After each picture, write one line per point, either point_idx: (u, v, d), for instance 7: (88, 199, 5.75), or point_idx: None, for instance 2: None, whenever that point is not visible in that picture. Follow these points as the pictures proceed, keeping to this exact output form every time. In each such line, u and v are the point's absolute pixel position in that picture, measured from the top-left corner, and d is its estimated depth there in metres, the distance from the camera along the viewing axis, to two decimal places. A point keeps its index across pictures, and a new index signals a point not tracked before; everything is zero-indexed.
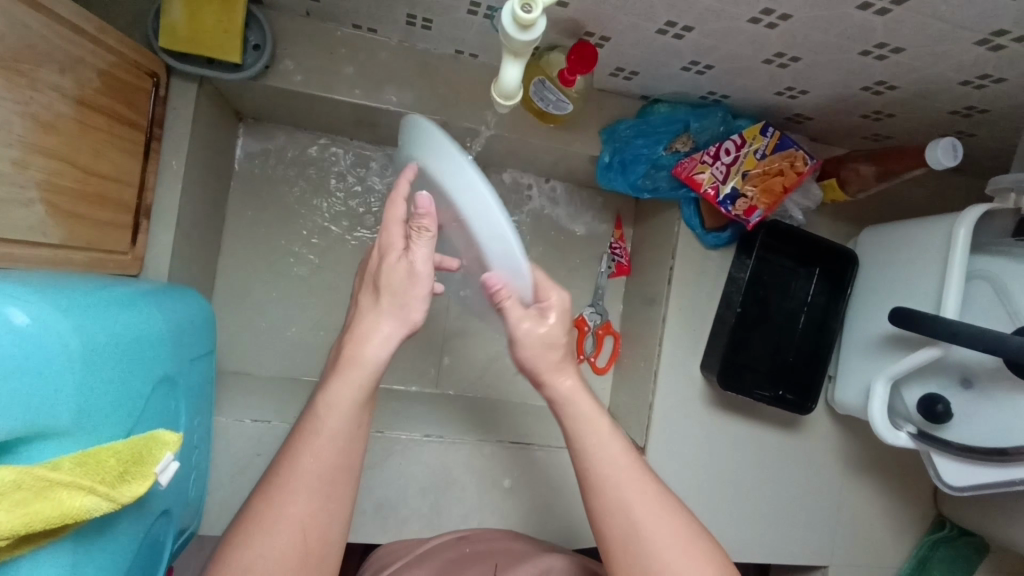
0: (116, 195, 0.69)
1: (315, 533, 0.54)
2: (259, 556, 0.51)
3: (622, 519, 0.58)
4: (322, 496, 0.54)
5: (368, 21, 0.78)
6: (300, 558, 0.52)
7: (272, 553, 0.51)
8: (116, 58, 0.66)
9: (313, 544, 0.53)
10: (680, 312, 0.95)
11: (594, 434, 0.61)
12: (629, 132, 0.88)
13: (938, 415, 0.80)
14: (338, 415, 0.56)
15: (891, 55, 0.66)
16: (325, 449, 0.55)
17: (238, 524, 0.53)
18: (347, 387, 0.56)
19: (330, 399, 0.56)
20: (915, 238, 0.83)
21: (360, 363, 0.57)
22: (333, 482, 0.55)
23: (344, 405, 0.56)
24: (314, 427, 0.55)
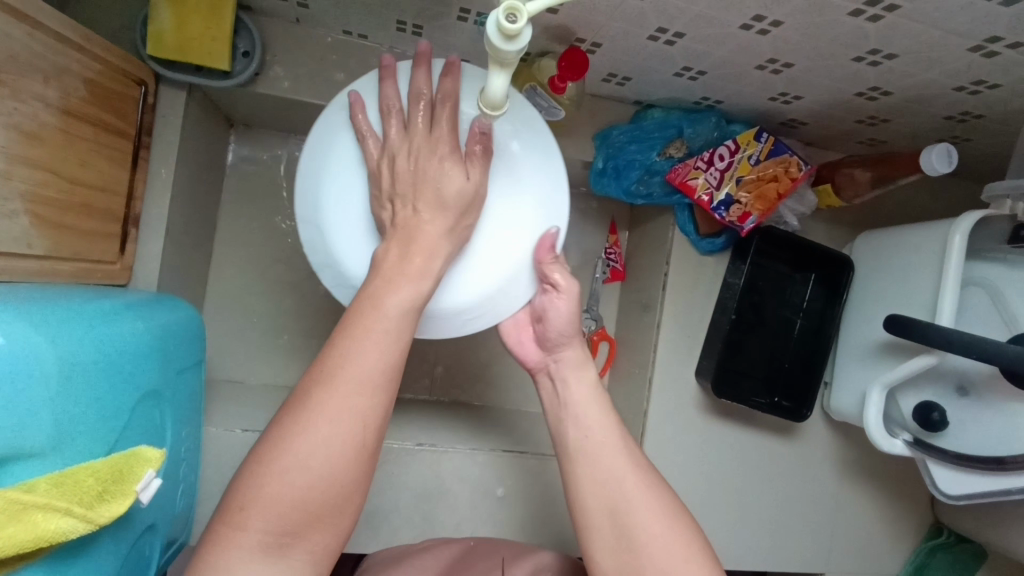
0: (103, 204, 0.68)
1: (376, 424, 0.49)
2: (323, 437, 0.47)
3: (611, 487, 0.59)
4: (384, 384, 0.50)
5: (358, 27, 0.77)
6: (359, 450, 0.48)
7: (332, 438, 0.47)
8: (102, 66, 0.65)
9: (371, 435, 0.49)
10: (675, 319, 0.94)
11: (583, 411, 0.64)
12: (623, 138, 0.87)
13: (934, 424, 0.79)
14: (396, 307, 0.52)
15: (884, 61, 0.66)
16: (388, 339, 0.51)
17: (288, 404, 0.48)
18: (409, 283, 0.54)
19: (396, 289, 0.53)
20: (910, 245, 0.83)
21: (420, 258, 0.55)
22: (389, 377, 0.50)
23: (408, 299, 0.53)
24: (376, 315, 0.51)
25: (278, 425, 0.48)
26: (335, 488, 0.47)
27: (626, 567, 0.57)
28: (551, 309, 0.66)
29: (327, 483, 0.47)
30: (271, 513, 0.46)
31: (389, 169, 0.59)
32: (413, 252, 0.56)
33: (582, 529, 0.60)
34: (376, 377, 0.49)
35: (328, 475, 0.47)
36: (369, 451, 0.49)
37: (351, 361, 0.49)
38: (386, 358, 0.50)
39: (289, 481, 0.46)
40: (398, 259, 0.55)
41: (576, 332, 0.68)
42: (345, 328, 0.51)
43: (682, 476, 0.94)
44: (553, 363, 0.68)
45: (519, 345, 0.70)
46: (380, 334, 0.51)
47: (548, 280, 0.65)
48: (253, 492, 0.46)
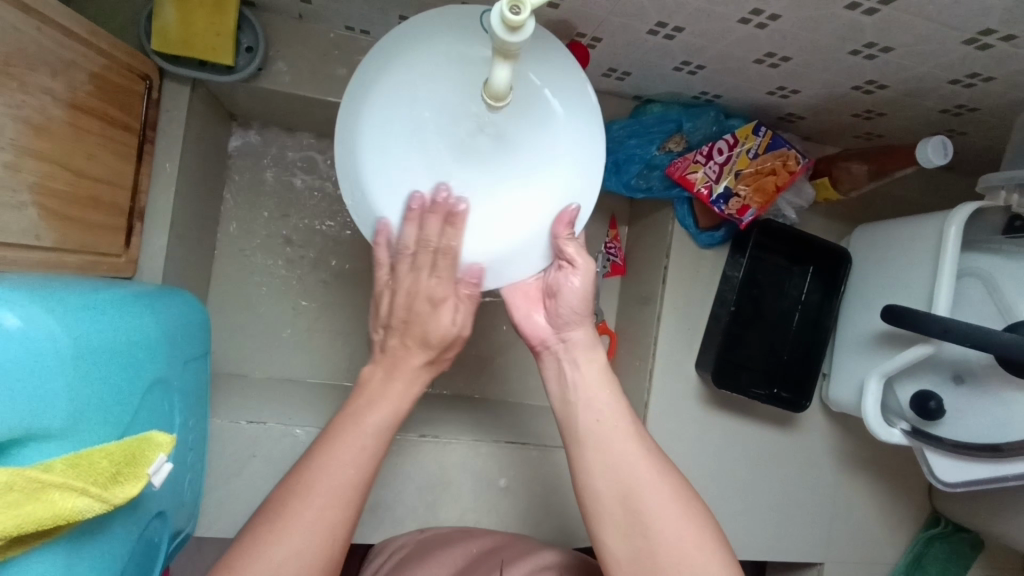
0: (109, 197, 0.69)
1: (338, 540, 0.53)
2: (288, 549, 0.51)
3: (621, 476, 0.59)
4: (350, 503, 0.54)
5: (360, 22, 0.78)
6: (324, 563, 0.52)
7: (299, 549, 0.51)
8: (108, 61, 0.66)
9: (333, 548, 0.53)
10: (674, 312, 0.95)
11: (595, 397, 0.64)
12: (623, 133, 0.88)
13: (931, 412, 0.80)
14: (368, 432, 0.57)
15: (880, 54, 0.67)
16: (357, 458, 0.56)
17: (265, 514, 0.53)
18: (383, 409, 0.59)
19: (372, 407, 0.59)
20: (906, 236, 0.84)
21: (401, 380, 0.62)
22: (362, 489, 0.55)
23: (383, 417, 0.59)
24: (354, 431, 0.57)
25: (252, 537, 0.51)
26: None
27: (640, 556, 0.57)
28: (565, 284, 0.65)
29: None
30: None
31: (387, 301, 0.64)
32: (395, 374, 0.62)
33: (591, 517, 0.60)
34: (348, 490, 0.54)
35: None
36: (332, 566, 0.53)
37: (326, 476, 0.54)
38: (362, 471, 0.55)
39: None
40: (382, 380, 0.62)
41: (587, 313, 0.67)
42: (328, 441, 0.56)
43: (682, 468, 0.94)
44: (563, 344, 0.68)
45: (528, 322, 0.68)
46: (357, 450, 0.56)
47: (564, 256, 0.63)
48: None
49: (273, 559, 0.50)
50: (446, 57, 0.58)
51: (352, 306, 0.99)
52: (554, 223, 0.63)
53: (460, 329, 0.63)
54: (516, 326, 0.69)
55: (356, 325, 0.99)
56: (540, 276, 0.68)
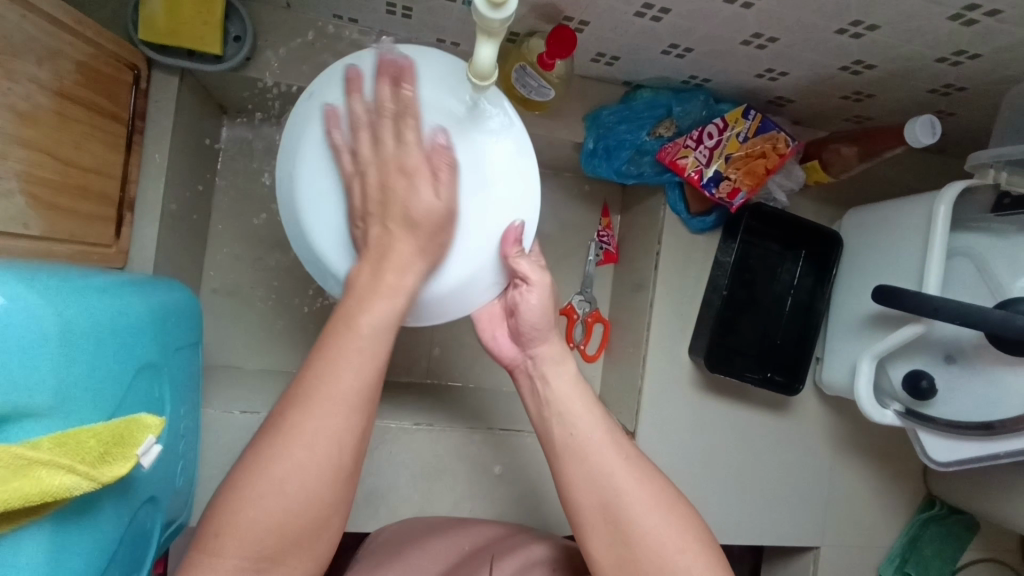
0: (99, 187, 0.69)
1: (350, 447, 0.52)
2: (301, 464, 0.49)
3: (600, 484, 0.60)
4: (357, 410, 0.52)
5: (348, 10, 0.78)
6: (334, 473, 0.51)
7: (309, 464, 0.49)
8: (95, 50, 0.66)
9: (347, 455, 0.51)
10: (667, 297, 0.95)
11: (570, 410, 0.64)
12: (613, 118, 0.88)
13: (923, 392, 0.81)
14: (366, 337, 0.53)
15: (866, 32, 0.67)
16: (357, 365, 0.52)
17: (265, 426, 0.51)
18: (379, 305, 0.54)
19: (367, 304, 0.54)
20: (896, 217, 0.85)
21: (391, 274, 0.55)
22: (366, 398, 0.52)
23: (380, 313, 0.54)
24: (350, 336, 0.53)
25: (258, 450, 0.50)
26: (311, 510, 0.50)
27: (624, 562, 0.58)
28: (523, 302, 0.66)
29: (305, 504, 0.50)
30: (246, 538, 0.49)
31: (359, 189, 0.58)
32: (384, 269, 0.55)
33: (575, 524, 0.61)
34: (353, 397, 0.51)
35: (306, 496, 0.50)
36: (345, 473, 0.51)
37: (327, 386, 0.51)
38: (359, 378, 0.52)
39: (267, 505, 0.49)
40: (372, 279, 0.55)
41: (550, 326, 0.67)
42: (324, 347, 0.52)
43: (677, 454, 0.95)
44: (531, 361, 0.68)
45: (495, 343, 0.70)
46: (355, 355, 0.52)
47: (517, 274, 0.63)
48: (235, 519, 0.49)
49: (281, 470, 0.49)
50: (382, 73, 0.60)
51: None
52: (502, 243, 0.62)
53: (447, 204, 0.57)
54: (486, 347, 0.71)
55: None
56: (502, 296, 0.69)
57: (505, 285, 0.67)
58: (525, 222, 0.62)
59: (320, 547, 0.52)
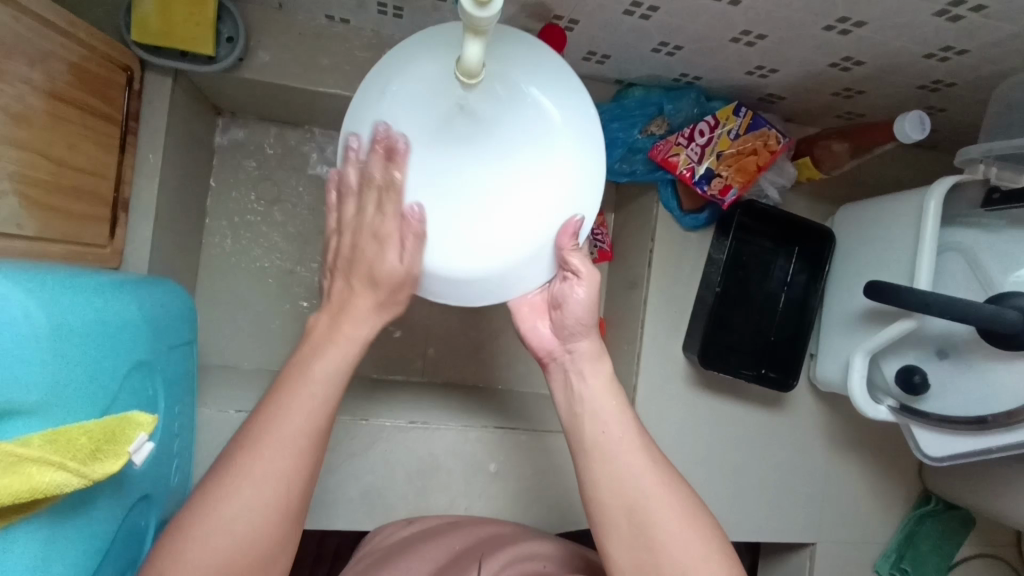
0: (92, 188, 0.69)
1: (298, 486, 0.52)
2: (245, 499, 0.50)
3: (628, 488, 0.60)
4: (302, 451, 0.53)
5: (339, 10, 0.78)
6: (280, 512, 0.51)
7: (253, 502, 0.50)
8: (88, 52, 0.66)
9: (292, 493, 0.52)
10: (661, 295, 0.95)
11: (605, 410, 0.64)
12: (604, 117, 0.89)
13: (916, 386, 0.81)
14: (315, 383, 0.55)
15: (854, 29, 0.67)
16: (303, 407, 0.54)
17: (216, 468, 0.52)
18: (328, 356, 0.57)
19: (322, 353, 0.57)
20: (888, 213, 0.85)
21: (348, 325, 0.59)
22: (314, 438, 0.54)
23: (333, 363, 0.57)
24: (301, 381, 0.55)
25: (206, 493, 0.51)
26: (255, 549, 0.50)
27: (643, 567, 0.58)
28: (570, 295, 0.64)
29: (249, 542, 0.50)
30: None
31: (334, 246, 0.62)
32: (342, 321, 0.59)
33: (597, 526, 0.61)
34: (302, 438, 0.53)
35: (253, 534, 0.50)
36: (291, 514, 0.52)
37: (279, 426, 0.52)
38: (311, 420, 0.54)
39: (212, 544, 0.49)
40: (330, 329, 0.59)
41: (592, 322, 0.66)
42: (274, 392, 0.54)
43: (672, 451, 0.95)
44: (570, 356, 0.67)
45: (534, 333, 0.68)
46: (305, 397, 0.54)
47: (568, 266, 0.62)
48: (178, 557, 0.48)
49: (228, 510, 0.50)
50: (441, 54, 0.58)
51: None
52: (559, 234, 0.61)
53: (409, 269, 0.58)
54: (522, 336, 0.69)
55: None
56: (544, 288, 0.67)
57: (553, 276, 0.65)
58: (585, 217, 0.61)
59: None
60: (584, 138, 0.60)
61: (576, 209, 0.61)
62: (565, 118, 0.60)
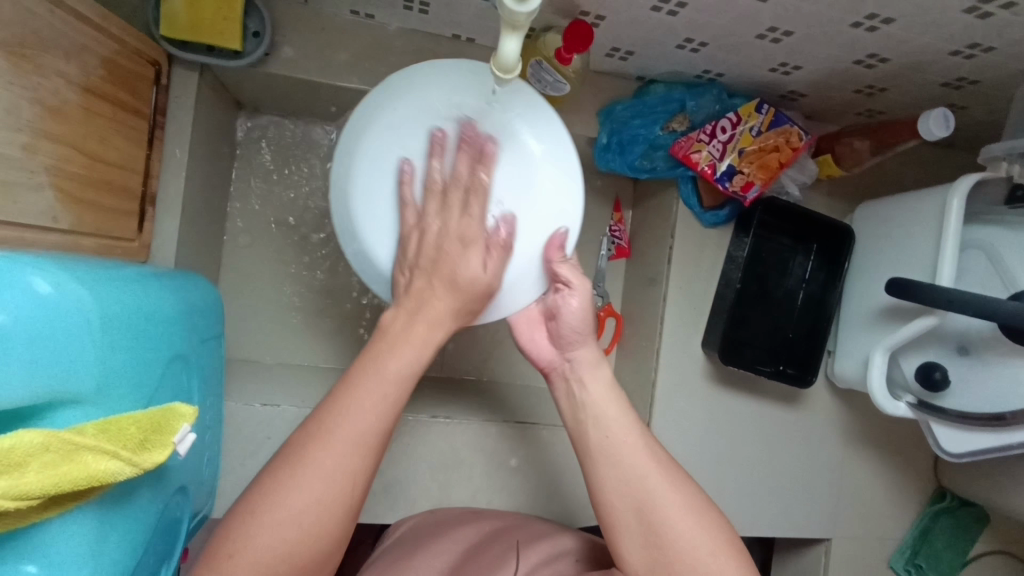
0: (122, 181, 0.70)
1: (361, 481, 0.53)
2: (308, 491, 0.51)
3: (633, 487, 0.61)
4: (366, 449, 0.54)
5: (365, 5, 0.78)
6: (343, 506, 0.52)
7: (317, 498, 0.51)
8: (118, 46, 0.66)
9: (356, 490, 0.53)
10: (681, 291, 0.96)
11: (606, 409, 0.64)
12: (627, 113, 0.89)
13: (935, 383, 0.81)
14: (384, 384, 0.56)
15: (881, 26, 0.67)
16: (373, 406, 0.54)
17: (293, 455, 0.52)
18: (401, 355, 0.57)
19: (395, 351, 0.57)
20: (908, 211, 0.86)
21: (422, 326, 0.59)
22: (381, 436, 0.55)
23: (406, 362, 0.57)
24: (374, 378, 0.55)
25: (284, 483, 0.51)
26: (316, 541, 0.51)
27: (655, 565, 0.59)
28: (564, 307, 0.66)
29: (312, 537, 0.51)
30: (257, 557, 0.49)
31: (417, 242, 0.60)
32: (416, 320, 0.59)
33: (608, 528, 0.62)
34: (370, 437, 0.54)
35: (313, 528, 0.51)
36: (354, 509, 0.53)
37: (360, 421, 0.53)
38: (381, 418, 0.54)
39: (279, 532, 0.50)
40: (405, 327, 0.59)
41: (589, 331, 0.67)
42: (346, 386, 0.55)
43: (691, 447, 0.95)
44: (569, 364, 0.68)
45: (532, 344, 0.70)
46: (378, 397, 0.55)
47: (559, 278, 0.64)
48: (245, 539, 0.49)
49: (302, 504, 0.50)
50: (431, 87, 0.61)
51: (358, 291, 1.00)
52: (546, 248, 0.63)
53: (491, 279, 0.60)
54: (523, 348, 0.71)
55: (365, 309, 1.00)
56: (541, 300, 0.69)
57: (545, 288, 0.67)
58: (569, 230, 0.63)
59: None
60: (561, 159, 0.62)
61: (560, 224, 0.63)
62: (544, 152, 0.62)
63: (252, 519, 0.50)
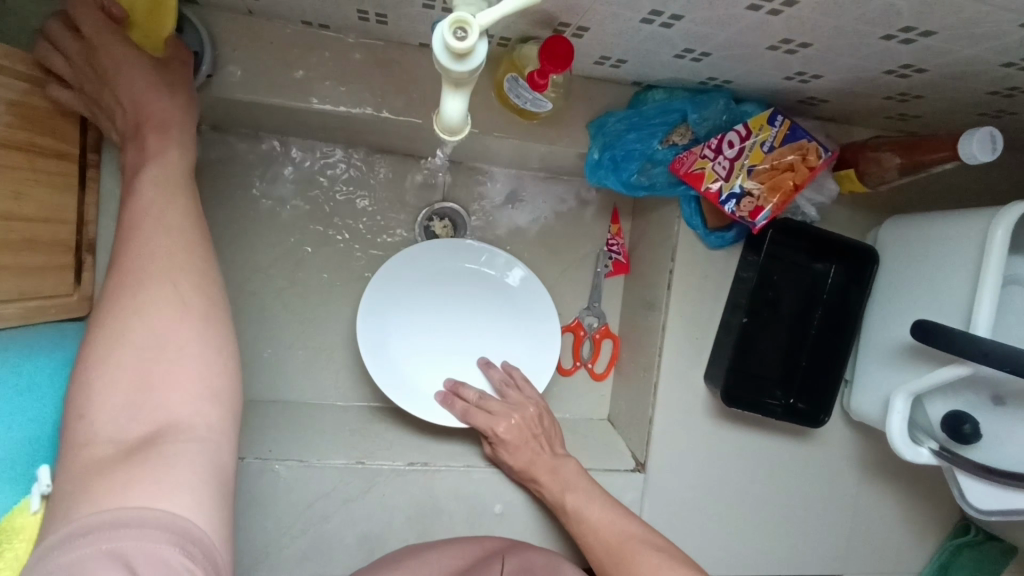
0: (50, 235, 0.63)
1: (188, 280, 0.53)
2: (134, 308, 0.51)
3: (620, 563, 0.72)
4: (181, 250, 0.54)
5: (316, 17, 0.69)
6: (178, 306, 0.52)
7: (146, 305, 0.51)
8: (29, 85, 0.58)
9: (188, 289, 0.53)
10: (682, 320, 0.87)
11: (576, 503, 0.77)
12: (621, 126, 0.78)
13: (964, 436, 0.72)
14: (159, 188, 0.56)
15: (919, 38, 0.56)
16: (161, 215, 0.55)
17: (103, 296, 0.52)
18: (155, 166, 0.57)
19: (150, 164, 0.57)
20: (941, 237, 0.75)
21: (151, 135, 0.59)
22: (192, 233, 0.56)
23: (164, 165, 0.58)
24: (135, 193, 0.56)
25: (97, 326, 0.51)
26: (167, 348, 0.50)
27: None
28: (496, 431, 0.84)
29: (160, 344, 0.50)
30: (114, 399, 0.48)
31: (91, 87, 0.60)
32: (145, 132, 0.59)
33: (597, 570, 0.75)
34: (174, 236, 0.54)
35: (154, 337, 0.50)
36: (198, 305, 0.53)
37: (149, 219, 0.54)
38: (180, 225, 0.55)
39: (118, 359, 0.49)
40: (139, 153, 0.58)
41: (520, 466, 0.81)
42: (130, 219, 0.54)
43: (693, 486, 0.89)
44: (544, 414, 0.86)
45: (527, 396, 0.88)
46: (163, 205, 0.55)
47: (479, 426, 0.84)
48: (91, 386, 0.48)
49: (129, 326, 0.50)
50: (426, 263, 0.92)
51: (334, 319, 0.94)
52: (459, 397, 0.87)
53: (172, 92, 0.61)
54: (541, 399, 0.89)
55: (342, 339, 0.94)
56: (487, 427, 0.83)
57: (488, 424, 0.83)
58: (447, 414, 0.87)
59: (203, 389, 0.50)
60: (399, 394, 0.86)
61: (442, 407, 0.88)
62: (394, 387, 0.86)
63: (89, 369, 0.49)
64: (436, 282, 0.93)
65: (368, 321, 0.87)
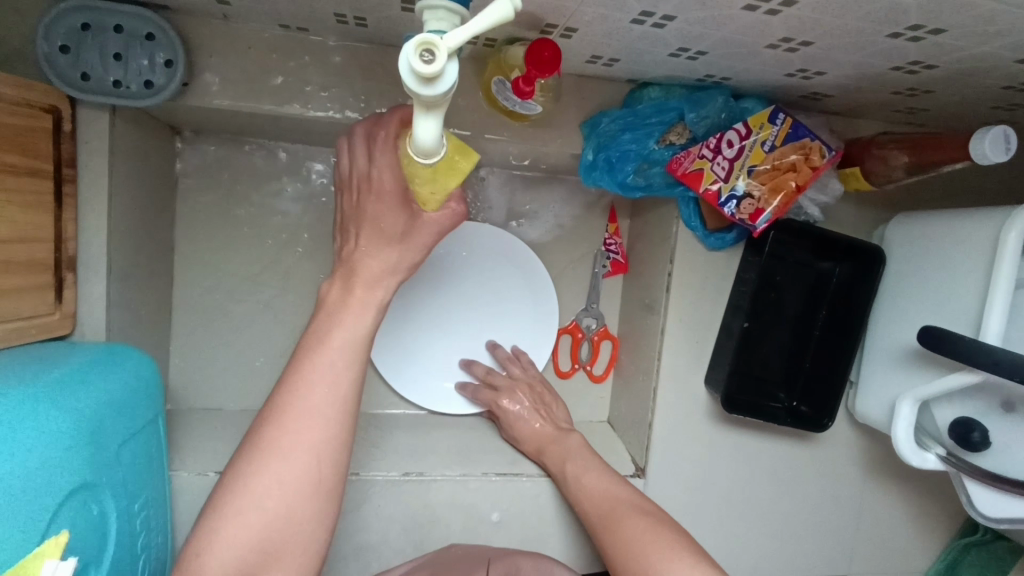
0: (28, 256, 0.61)
1: (330, 458, 0.55)
2: (275, 474, 0.53)
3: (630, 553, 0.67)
4: (330, 427, 0.55)
5: (293, 20, 0.66)
6: (312, 485, 0.54)
7: (285, 473, 0.53)
8: None
9: (327, 468, 0.55)
10: (681, 324, 0.85)
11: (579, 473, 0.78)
12: (615, 126, 0.75)
13: (974, 444, 0.70)
14: (338, 354, 0.56)
15: (928, 36, 0.52)
16: (325, 386, 0.55)
17: (245, 448, 0.55)
18: (338, 329, 0.57)
19: (338, 322, 0.57)
20: (951, 236, 0.72)
21: (361, 289, 0.58)
22: (350, 415, 0.56)
23: (350, 331, 0.57)
24: (321, 351, 0.56)
25: (236, 471, 0.54)
26: (288, 520, 0.54)
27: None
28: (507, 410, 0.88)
29: (283, 518, 0.53)
30: (229, 553, 0.52)
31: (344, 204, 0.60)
32: (354, 284, 0.58)
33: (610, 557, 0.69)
34: (331, 411, 0.55)
35: (285, 509, 0.53)
36: (323, 488, 0.55)
37: (317, 392, 0.55)
38: (341, 405, 0.56)
39: (246, 519, 0.53)
40: (343, 297, 0.58)
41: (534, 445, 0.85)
42: (296, 371, 0.56)
43: (694, 491, 0.88)
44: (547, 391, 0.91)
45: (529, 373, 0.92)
46: (328, 371, 0.56)
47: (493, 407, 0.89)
48: (216, 533, 0.52)
49: (262, 492, 0.53)
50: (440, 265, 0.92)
51: None
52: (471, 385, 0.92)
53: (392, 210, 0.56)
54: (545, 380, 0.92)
55: None
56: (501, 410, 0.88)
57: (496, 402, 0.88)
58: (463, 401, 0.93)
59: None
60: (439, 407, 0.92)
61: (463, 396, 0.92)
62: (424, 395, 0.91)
63: (218, 511, 0.53)
64: (455, 284, 0.93)
65: (396, 340, 0.91)
